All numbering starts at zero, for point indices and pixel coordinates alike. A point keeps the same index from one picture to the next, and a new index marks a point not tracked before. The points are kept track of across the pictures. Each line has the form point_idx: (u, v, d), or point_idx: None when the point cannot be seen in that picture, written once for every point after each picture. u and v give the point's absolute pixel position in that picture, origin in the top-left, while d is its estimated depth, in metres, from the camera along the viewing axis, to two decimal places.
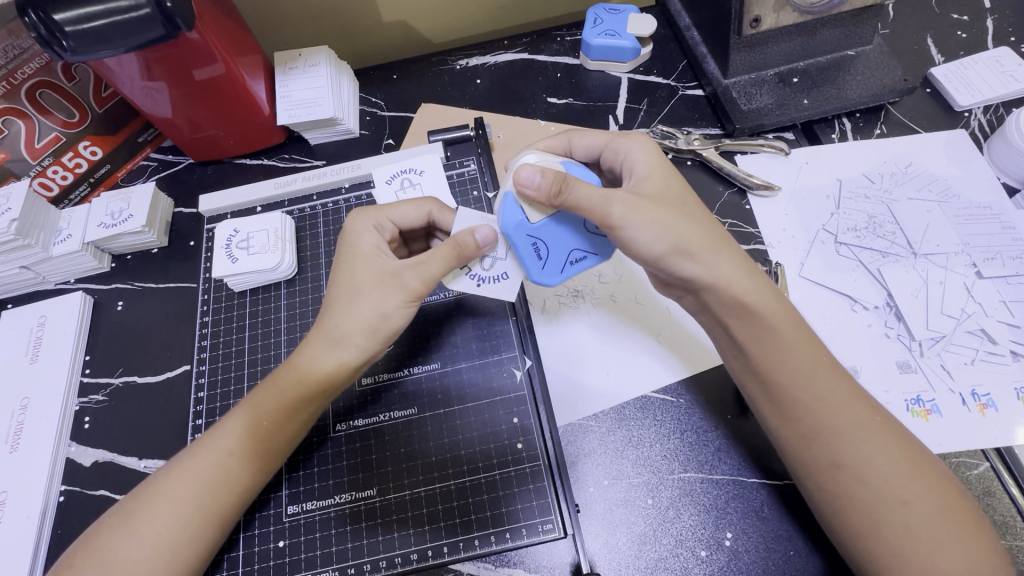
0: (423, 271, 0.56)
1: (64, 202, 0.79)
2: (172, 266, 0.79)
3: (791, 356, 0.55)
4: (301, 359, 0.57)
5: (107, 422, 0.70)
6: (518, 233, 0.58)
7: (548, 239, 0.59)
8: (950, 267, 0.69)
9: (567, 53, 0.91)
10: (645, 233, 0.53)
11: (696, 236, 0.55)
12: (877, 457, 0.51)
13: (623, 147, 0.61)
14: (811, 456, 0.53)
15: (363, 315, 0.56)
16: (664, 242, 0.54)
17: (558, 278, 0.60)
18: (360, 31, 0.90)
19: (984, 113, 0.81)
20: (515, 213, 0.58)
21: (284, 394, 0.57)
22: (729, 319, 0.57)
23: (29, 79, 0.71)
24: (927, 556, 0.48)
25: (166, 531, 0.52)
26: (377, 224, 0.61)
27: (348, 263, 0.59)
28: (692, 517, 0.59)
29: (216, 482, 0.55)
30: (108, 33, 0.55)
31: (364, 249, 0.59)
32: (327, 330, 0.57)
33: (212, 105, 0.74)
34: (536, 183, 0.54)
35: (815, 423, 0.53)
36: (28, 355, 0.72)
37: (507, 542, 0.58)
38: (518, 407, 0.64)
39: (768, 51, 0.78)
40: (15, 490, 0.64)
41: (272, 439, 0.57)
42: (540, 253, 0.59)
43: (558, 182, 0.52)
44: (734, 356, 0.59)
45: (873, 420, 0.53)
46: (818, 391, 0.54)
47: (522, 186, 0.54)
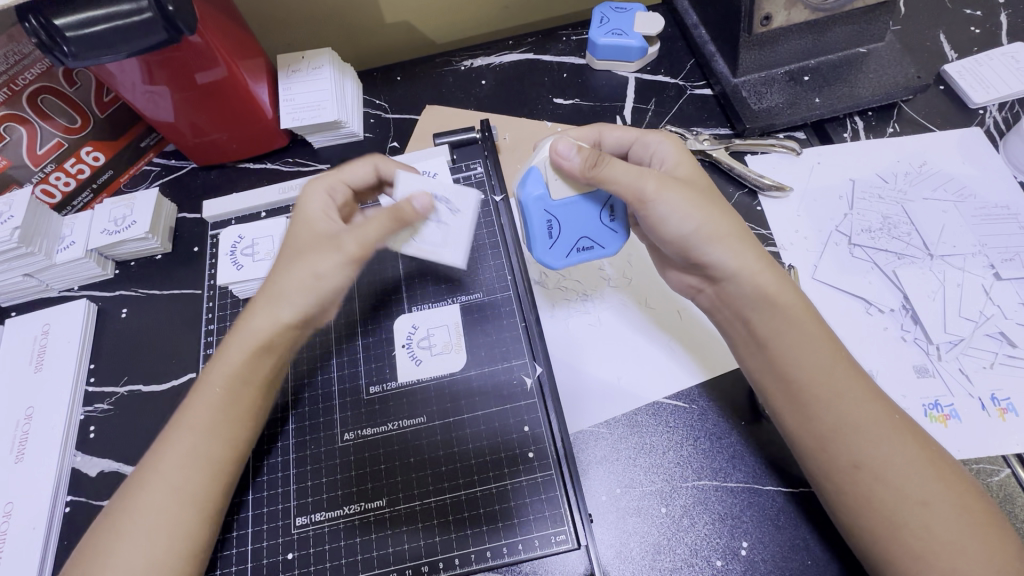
0: (361, 233, 0.56)
1: (66, 208, 0.78)
2: (176, 272, 0.78)
3: (811, 349, 0.55)
4: (245, 323, 0.58)
5: (112, 431, 0.69)
6: (538, 206, 0.60)
7: (563, 220, 0.61)
8: (967, 268, 0.68)
9: (573, 53, 0.90)
10: (675, 213, 0.56)
11: (723, 223, 0.57)
12: (899, 458, 0.50)
13: (653, 142, 0.64)
14: (831, 458, 0.52)
15: (302, 274, 0.57)
16: (693, 222, 0.56)
17: (562, 261, 0.62)
18: (364, 32, 0.89)
19: (999, 110, 0.79)
20: (538, 186, 0.59)
21: (237, 360, 0.57)
22: (751, 310, 0.57)
23: (31, 84, 0.71)
24: (952, 563, 0.47)
25: (151, 520, 0.52)
26: (330, 188, 0.63)
27: (296, 227, 0.60)
28: (707, 526, 0.58)
29: (188, 461, 0.54)
30: (110, 38, 0.55)
31: (309, 214, 0.60)
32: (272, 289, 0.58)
33: (215, 109, 0.74)
34: (571, 157, 0.56)
35: (834, 423, 0.52)
36: (32, 363, 0.71)
37: (519, 553, 0.58)
38: (529, 414, 0.63)
39: (778, 49, 0.77)
40: (20, 500, 0.64)
41: (234, 407, 0.57)
42: (552, 232, 0.61)
43: (593, 158, 0.56)
44: (751, 353, 0.58)
45: (895, 420, 0.52)
46: (840, 389, 0.53)
47: (557, 158, 0.57)
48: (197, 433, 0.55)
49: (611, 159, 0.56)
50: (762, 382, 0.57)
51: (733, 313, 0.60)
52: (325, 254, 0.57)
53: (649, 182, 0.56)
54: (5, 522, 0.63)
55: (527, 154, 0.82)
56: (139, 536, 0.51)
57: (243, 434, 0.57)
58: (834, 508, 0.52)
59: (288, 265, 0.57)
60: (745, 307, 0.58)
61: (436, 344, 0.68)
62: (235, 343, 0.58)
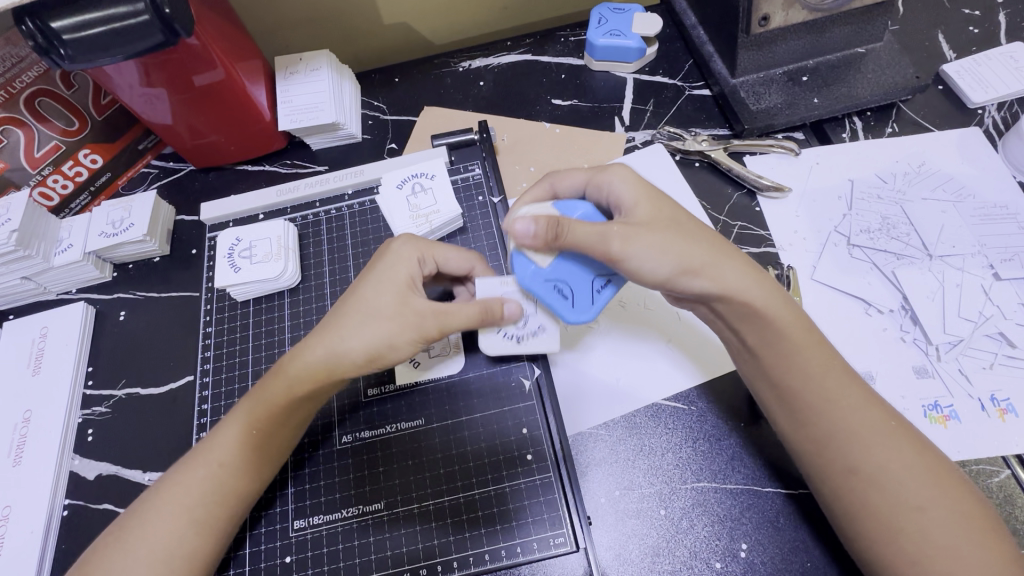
0: (445, 320, 0.56)
1: (64, 211, 0.78)
2: (174, 275, 0.78)
3: (799, 359, 0.54)
4: (291, 365, 0.56)
5: (110, 434, 0.69)
6: (538, 280, 0.58)
7: (567, 280, 0.58)
8: (966, 269, 0.68)
9: (571, 54, 0.90)
10: (649, 259, 0.53)
11: (698, 253, 0.54)
12: (895, 464, 0.50)
13: (606, 181, 0.58)
14: (827, 462, 0.52)
15: (369, 336, 0.54)
16: (668, 264, 0.53)
17: (592, 317, 0.59)
18: (361, 34, 0.89)
19: (998, 110, 0.79)
20: (527, 266, 0.58)
21: (273, 403, 0.55)
22: (740, 323, 0.55)
23: (27, 87, 0.71)
24: (950, 568, 0.47)
25: (165, 549, 0.51)
26: (421, 258, 0.60)
27: (370, 285, 0.57)
28: (706, 528, 0.58)
29: (208, 496, 0.54)
30: (107, 41, 0.54)
31: (397, 278, 0.57)
32: (331, 342, 0.55)
33: (212, 111, 0.73)
34: (531, 233, 0.54)
35: (828, 429, 0.52)
36: (30, 367, 0.71)
37: (518, 557, 0.57)
38: (528, 416, 0.63)
39: (776, 50, 0.76)
40: (18, 503, 0.64)
41: (265, 446, 0.56)
42: (565, 295, 0.58)
43: (553, 227, 0.53)
44: (745, 360, 0.58)
45: (890, 425, 0.52)
46: (832, 397, 0.53)
47: (517, 238, 0.55)
48: (222, 470, 0.54)
49: (569, 221, 0.54)
50: (757, 390, 0.57)
51: (723, 324, 0.58)
52: (407, 332, 0.55)
53: (613, 240, 0.53)
54: (3, 526, 0.63)
55: (525, 155, 0.82)
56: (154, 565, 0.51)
57: (269, 468, 0.57)
58: (832, 512, 0.52)
59: (343, 322, 0.55)
60: (735, 320, 0.56)
61: (434, 346, 0.67)
62: (274, 385, 0.56)
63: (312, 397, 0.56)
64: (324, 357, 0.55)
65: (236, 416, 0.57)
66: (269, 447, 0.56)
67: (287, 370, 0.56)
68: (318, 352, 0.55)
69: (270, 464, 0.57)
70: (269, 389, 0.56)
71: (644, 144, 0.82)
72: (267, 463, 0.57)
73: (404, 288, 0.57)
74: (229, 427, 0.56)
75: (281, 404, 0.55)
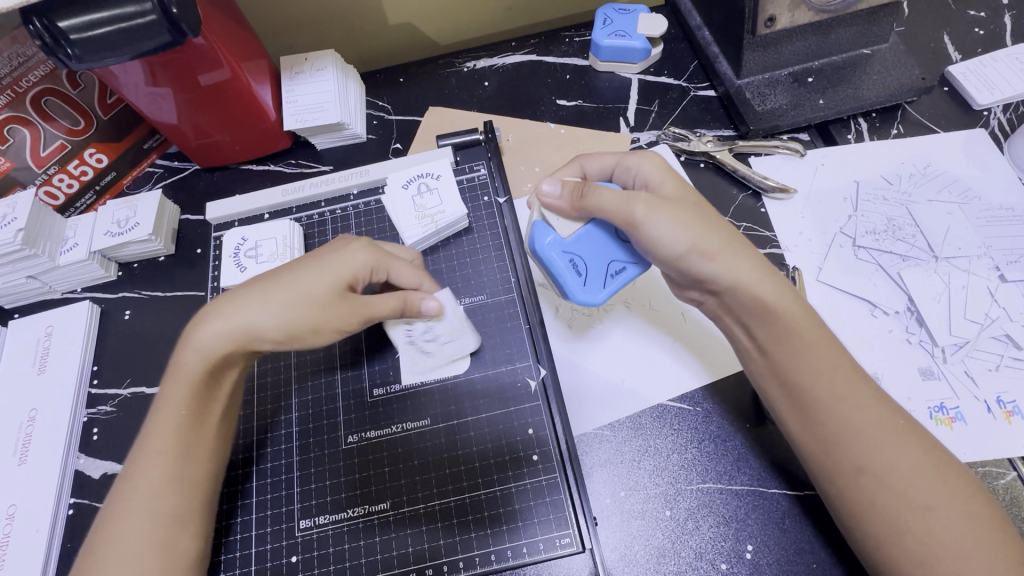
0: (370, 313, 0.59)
1: (69, 210, 0.78)
2: (180, 274, 0.78)
3: (809, 355, 0.54)
4: (197, 337, 0.55)
5: (115, 433, 0.69)
6: (554, 249, 0.60)
7: (584, 254, 0.60)
8: (972, 271, 0.68)
9: (576, 54, 0.90)
10: (668, 233, 0.55)
11: (715, 240, 0.55)
12: (902, 463, 0.50)
13: (633, 164, 0.62)
14: (834, 461, 0.52)
15: (280, 315, 0.56)
16: (684, 241, 0.55)
17: (601, 295, 0.60)
18: (366, 34, 0.89)
19: (1003, 111, 0.79)
20: (547, 234, 0.61)
21: (191, 383, 0.55)
22: (751, 318, 0.56)
23: (34, 86, 0.71)
24: (957, 570, 0.47)
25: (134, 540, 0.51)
26: (376, 266, 0.60)
27: (304, 272, 0.58)
28: (711, 529, 0.58)
29: (162, 485, 0.53)
30: (115, 40, 0.54)
31: (339, 272, 0.58)
32: (241, 324, 0.55)
33: (217, 111, 0.73)
34: (558, 196, 0.60)
35: (834, 428, 0.52)
36: (35, 366, 0.71)
37: (523, 557, 0.57)
38: (534, 417, 0.63)
39: (782, 51, 0.76)
40: (24, 502, 0.64)
41: (197, 422, 0.56)
42: (579, 270, 0.60)
43: (578, 189, 0.59)
44: (755, 359, 0.58)
45: (898, 424, 0.52)
46: (841, 394, 0.53)
47: (544, 199, 0.61)
48: (164, 455, 0.54)
49: (594, 186, 0.58)
50: (765, 389, 0.57)
51: (732, 320, 0.59)
52: (333, 320, 0.57)
53: (638, 205, 0.56)
54: (8, 525, 0.63)
55: (530, 155, 0.82)
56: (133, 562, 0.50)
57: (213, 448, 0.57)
58: (838, 513, 0.52)
59: (262, 294, 0.56)
60: (744, 314, 0.56)
61: (441, 335, 0.64)
62: (187, 363, 0.55)
63: (222, 366, 0.57)
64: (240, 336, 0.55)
65: (159, 405, 0.55)
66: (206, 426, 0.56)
67: (194, 348, 0.55)
68: (228, 332, 0.55)
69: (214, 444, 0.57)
70: (183, 370, 0.55)
71: (649, 145, 0.81)
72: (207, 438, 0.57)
73: (344, 284, 0.58)
74: (160, 418, 0.55)
75: (198, 378, 0.55)
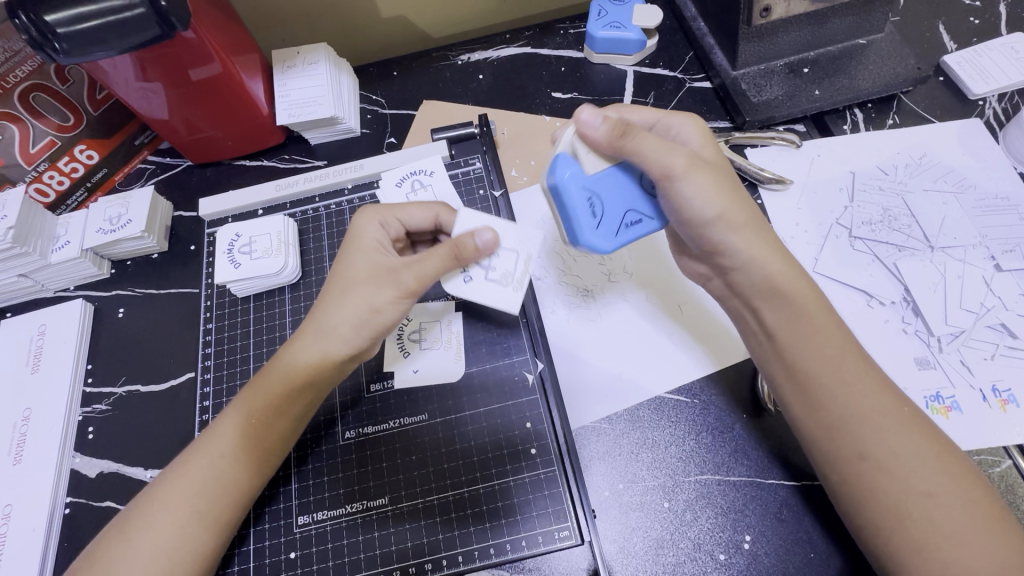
0: (419, 269, 0.55)
1: (61, 208, 0.77)
2: (173, 272, 0.77)
3: (821, 339, 0.54)
4: (286, 355, 0.56)
5: (111, 432, 0.68)
6: (575, 184, 0.55)
7: (604, 195, 0.55)
8: (968, 260, 0.68)
9: (571, 46, 0.89)
10: (701, 194, 0.54)
11: (742, 212, 0.55)
12: (905, 450, 0.50)
13: (674, 123, 0.60)
14: (837, 449, 0.52)
15: (353, 308, 0.55)
16: (715, 206, 0.54)
17: (614, 243, 0.55)
18: (359, 28, 0.88)
19: (998, 101, 0.79)
20: (570, 167, 0.55)
21: (272, 390, 0.55)
22: (759, 300, 0.56)
23: (22, 81, 0.70)
24: (955, 555, 0.47)
25: (170, 531, 0.51)
26: (384, 221, 0.61)
27: (347, 255, 0.58)
28: (709, 520, 0.58)
29: (209, 488, 0.53)
30: (102, 33, 0.54)
31: (366, 244, 0.58)
32: (317, 322, 0.56)
33: (210, 106, 0.73)
34: (597, 127, 0.54)
35: (842, 414, 0.52)
36: (29, 364, 0.70)
37: (523, 550, 0.57)
38: (532, 410, 0.63)
39: (778, 41, 0.76)
40: (19, 501, 0.63)
41: (264, 437, 0.56)
42: (596, 210, 0.55)
43: (621, 127, 0.53)
44: (761, 342, 0.58)
45: (903, 412, 0.52)
46: (848, 378, 0.53)
47: (581, 127, 0.54)
48: (222, 459, 0.54)
49: (639, 130, 0.53)
50: (772, 372, 0.57)
51: (741, 303, 0.59)
52: (383, 291, 0.55)
53: (678, 160, 0.53)
54: (5, 524, 0.62)
55: (525, 148, 0.81)
56: (158, 555, 0.50)
57: (270, 460, 0.57)
58: (840, 499, 0.52)
59: (341, 297, 0.56)
60: (756, 299, 0.57)
61: (426, 338, 0.67)
62: (273, 375, 0.56)
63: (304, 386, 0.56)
64: (318, 342, 0.56)
65: (235, 405, 0.57)
66: (265, 439, 0.55)
67: (283, 356, 0.57)
68: (309, 337, 0.56)
69: (270, 459, 0.56)
70: (265, 375, 0.57)
71: None
72: (266, 453, 0.56)
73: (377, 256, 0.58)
74: (229, 417, 0.56)
75: (278, 392, 0.55)
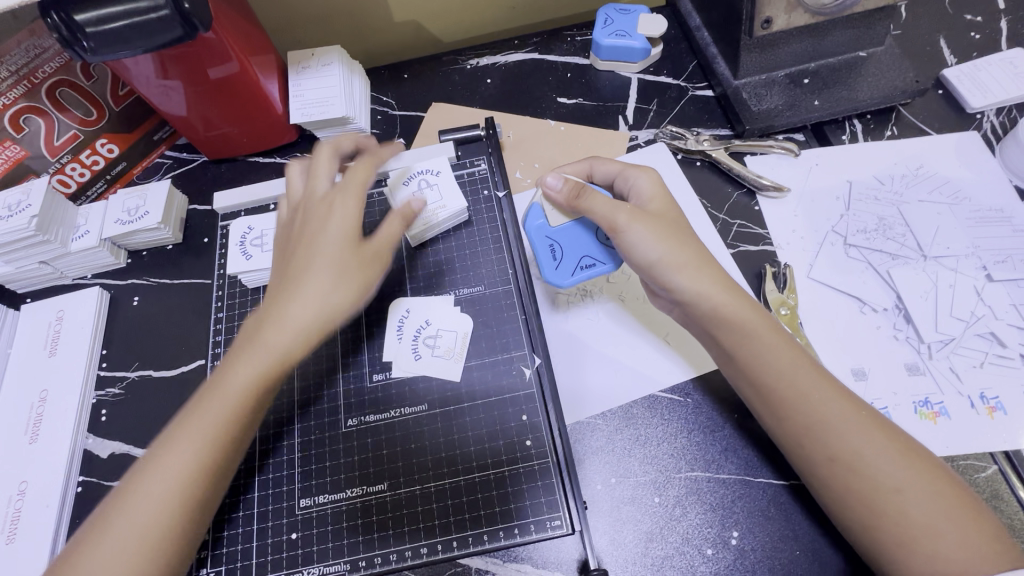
0: (384, 238, 0.60)
1: (81, 198, 0.80)
2: (187, 262, 0.80)
3: (773, 355, 0.56)
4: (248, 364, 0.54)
5: (122, 415, 0.71)
6: (539, 232, 0.67)
7: (563, 242, 0.66)
8: (960, 270, 0.69)
9: (577, 53, 0.92)
10: (641, 243, 0.60)
11: (681, 253, 0.60)
12: (872, 453, 0.52)
13: (633, 176, 0.66)
14: (808, 453, 0.54)
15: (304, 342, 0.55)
16: (656, 251, 0.59)
17: (568, 281, 0.65)
18: (373, 31, 0.91)
19: (996, 115, 0.80)
20: (539, 217, 0.67)
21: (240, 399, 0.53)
22: (711, 325, 0.59)
23: (49, 78, 0.73)
24: (935, 549, 0.48)
25: (140, 538, 0.50)
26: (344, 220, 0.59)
27: (309, 230, 0.58)
28: (698, 515, 0.60)
29: (179, 499, 0.51)
30: (128, 34, 0.57)
31: (322, 249, 0.57)
32: (275, 353, 0.54)
33: (225, 103, 0.75)
34: (557, 189, 0.64)
35: (805, 421, 0.54)
36: (47, 348, 0.73)
37: (515, 538, 0.59)
38: (528, 404, 0.65)
39: (779, 52, 0.78)
40: (34, 478, 0.66)
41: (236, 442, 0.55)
42: (555, 254, 0.67)
43: (576, 189, 0.62)
44: (722, 360, 0.60)
45: (863, 414, 0.54)
46: (805, 389, 0.55)
47: (545, 189, 0.65)
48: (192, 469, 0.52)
49: (592, 192, 0.63)
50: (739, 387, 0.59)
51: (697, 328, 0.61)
52: (348, 272, 0.57)
53: (621, 213, 0.61)
54: (20, 501, 0.65)
55: (530, 151, 0.84)
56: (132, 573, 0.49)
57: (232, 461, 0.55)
58: (825, 502, 0.54)
59: (290, 332, 0.54)
60: (706, 322, 0.59)
61: (440, 346, 0.68)
62: (233, 384, 0.53)
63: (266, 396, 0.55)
64: (286, 358, 0.54)
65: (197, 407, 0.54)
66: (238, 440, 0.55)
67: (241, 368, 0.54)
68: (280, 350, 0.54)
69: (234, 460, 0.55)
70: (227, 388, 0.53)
71: (647, 143, 0.83)
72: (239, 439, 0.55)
73: (338, 239, 0.58)
74: (195, 423, 0.53)
75: (255, 378, 0.54)
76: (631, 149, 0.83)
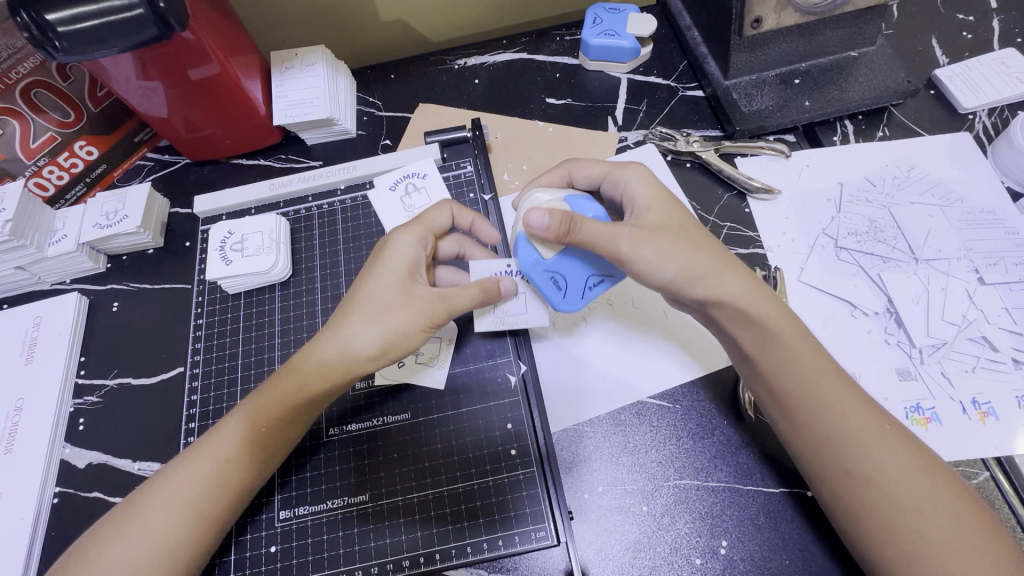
0: (451, 304, 0.57)
1: (59, 202, 0.79)
2: (167, 267, 0.78)
3: (801, 362, 0.55)
4: (306, 360, 0.56)
5: (100, 424, 0.69)
6: (537, 269, 0.59)
7: (564, 270, 0.59)
8: (952, 273, 0.68)
9: (566, 53, 0.90)
10: (654, 262, 0.54)
11: (700, 258, 0.55)
12: (890, 466, 0.50)
13: (622, 178, 0.61)
14: (825, 464, 0.52)
15: (376, 332, 0.55)
16: (673, 268, 0.54)
17: (580, 305, 0.61)
18: (358, 30, 0.89)
19: (988, 116, 0.79)
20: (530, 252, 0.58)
21: (286, 398, 0.56)
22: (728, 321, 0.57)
23: (24, 78, 0.71)
24: (947, 568, 0.47)
25: (167, 524, 0.52)
26: (420, 240, 0.60)
27: (375, 275, 0.58)
28: (687, 525, 0.59)
29: (212, 489, 0.54)
30: (102, 33, 0.55)
31: (396, 269, 0.58)
32: (338, 338, 0.56)
33: (209, 105, 0.74)
34: (545, 226, 0.54)
35: (824, 431, 0.53)
36: (23, 355, 0.71)
37: (500, 549, 0.58)
38: (513, 412, 0.64)
39: (769, 52, 0.77)
40: (8, 490, 0.64)
41: (272, 441, 0.56)
42: (559, 284, 0.60)
43: (567, 222, 0.53)
44: (742, 365, 0.59)
45: (885, 428, 0.52)
46: (830, 398, 0.53)
47: (531, 229, 0.55)
48: (229, 463, 0.55)
49: (583, 219, 0.53)
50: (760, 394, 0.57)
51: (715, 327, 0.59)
52: (416, 318, 0.56)
53: (624, 239, 0.54)
54: None
55: (518, 153, 0.82)
56: (159, 554, 0.51)
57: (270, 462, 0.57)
58: (833, 513, 0.53)
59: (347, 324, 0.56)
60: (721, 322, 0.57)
61: (423, 352, 0.67)
62: (287, 384, 0.56)
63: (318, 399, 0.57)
64: (336, 354, 0.55)
65: (245, 405, 0.57)
66: (275, 440, 0.57)
67: (296, 367, 0.56)
68: (327, 347, 0.56)
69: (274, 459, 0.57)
70: (278, 383, 0.56)
71: (637, 144, 0.82)
72: (272, 457, 0.57)
73: (404, 276, 0.57)
74: (238, 416, 0.56)
75: (291, 401, 0.56)
76: (619, 150, 0.82)
